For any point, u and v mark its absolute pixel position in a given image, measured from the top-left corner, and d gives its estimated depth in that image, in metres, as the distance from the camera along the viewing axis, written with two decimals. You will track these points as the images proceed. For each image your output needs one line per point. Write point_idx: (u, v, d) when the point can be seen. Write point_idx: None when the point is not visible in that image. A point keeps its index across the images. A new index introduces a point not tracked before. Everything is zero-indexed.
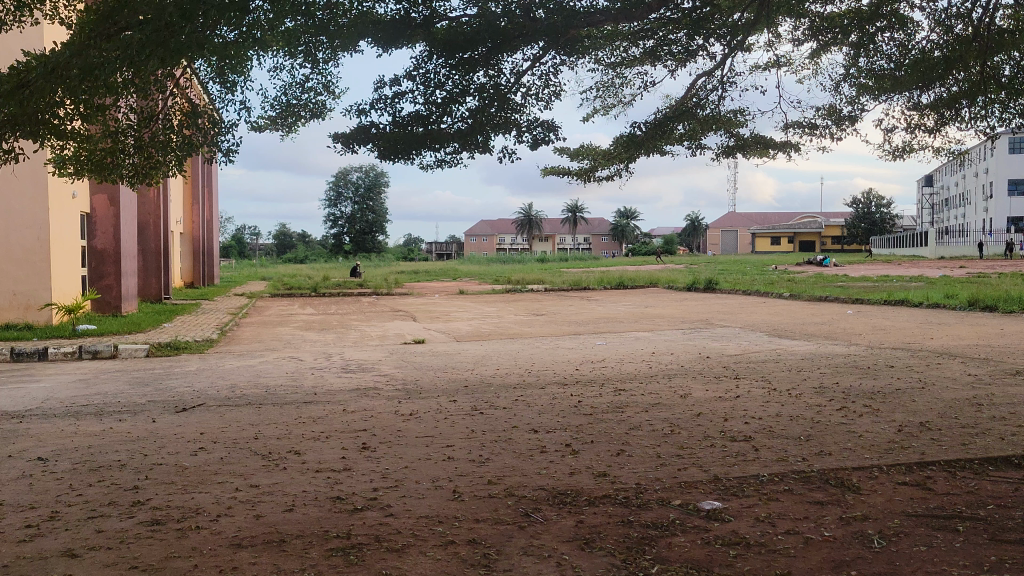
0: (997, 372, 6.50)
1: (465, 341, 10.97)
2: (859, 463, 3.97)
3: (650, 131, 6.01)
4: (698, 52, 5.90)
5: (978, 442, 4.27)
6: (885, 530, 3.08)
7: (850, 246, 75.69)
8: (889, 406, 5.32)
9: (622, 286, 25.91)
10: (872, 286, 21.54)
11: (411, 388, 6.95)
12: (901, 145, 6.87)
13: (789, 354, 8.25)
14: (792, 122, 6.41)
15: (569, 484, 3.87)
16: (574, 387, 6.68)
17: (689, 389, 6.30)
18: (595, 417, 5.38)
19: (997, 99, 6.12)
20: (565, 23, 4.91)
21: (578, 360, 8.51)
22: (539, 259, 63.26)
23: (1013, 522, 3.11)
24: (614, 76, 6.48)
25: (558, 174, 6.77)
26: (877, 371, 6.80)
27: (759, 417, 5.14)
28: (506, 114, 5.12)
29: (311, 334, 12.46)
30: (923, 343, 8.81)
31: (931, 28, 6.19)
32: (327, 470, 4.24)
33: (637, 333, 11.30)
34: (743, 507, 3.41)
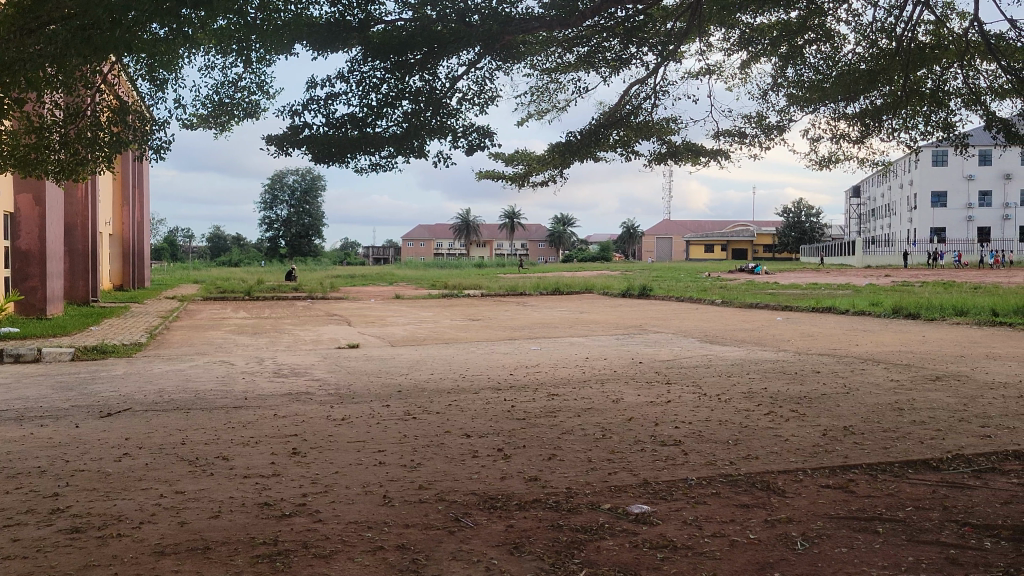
0: (917, 378, 6.67)
1: (399, 346, 10.91)
2: (784, 467, 4.04)
3: (584, 137, 6.04)
4: (632, 61, 5.96)
5: (898, 446, 4.38)
6: (808, 532, 3.14)
7: (781, 254, 77.20)
8: (814, 410, 5.44)
9: (558, 292, 26.07)
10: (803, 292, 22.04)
11: (344, 392, 6.89)
12: (828, 154, 7.01)
13: (720, 359, 8.36)
14: (722, 130, 6.50)
15: (500, 488, 3.87)
16: (508, 392, 6.68)
17: (621, 394, 6.35)
18: (528, 422, 5.40)
19: (919, 111, 6.29)
20: (499, 29, 4.91)
21: (512, 365, 8.52)
22: (476, 266, 63.28)
23: (930, 523, 3.19)
24: (548, 81, 6.50)
25: (492, 179, 6.77)
26: (803, 376, 6.95)
27: (689, 421, 5.20)
28: (441, 119, 5.09)
29: (243, 338, 12.28)
30: (848, 349, 9.03)
31: (857, 42, 6.34)
32: (255, 476, 4.17)
33: (572, 338, 11.36)
34: (671, 511, 3.44)
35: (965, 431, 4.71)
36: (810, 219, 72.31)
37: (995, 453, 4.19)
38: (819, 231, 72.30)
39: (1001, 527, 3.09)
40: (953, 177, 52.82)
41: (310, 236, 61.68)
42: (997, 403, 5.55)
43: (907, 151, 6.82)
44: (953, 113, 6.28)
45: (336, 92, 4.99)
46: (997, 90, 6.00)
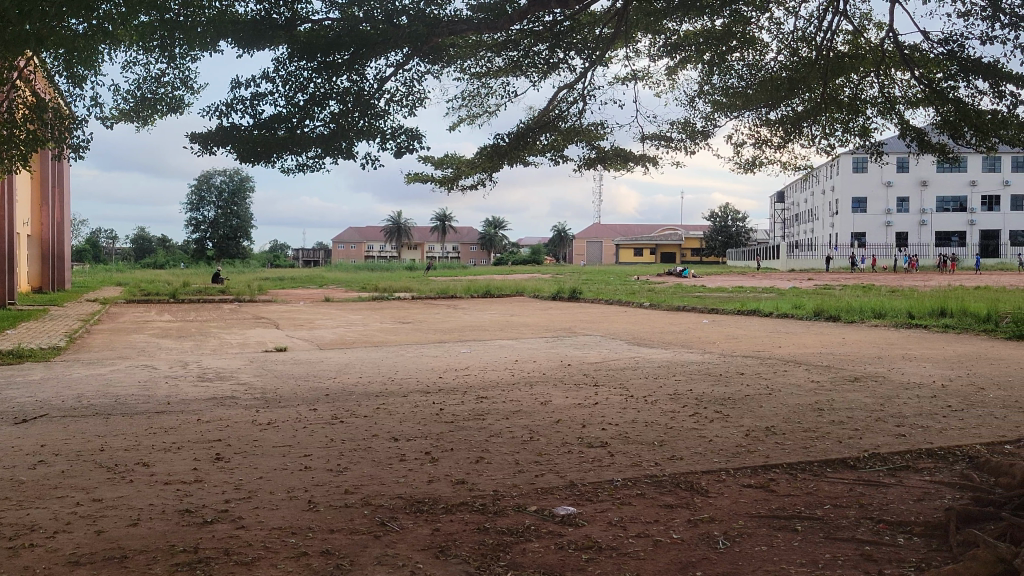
0: (837, 379, 6.84)
1: (328, 349, 10.79)
2: (707, 467, 4.10)
3: (513, 141, 6.04)
4: (559, 65, 5.99)
5: (818, 445, 4.49)
6: (730, 531, 3.19)
7: (708, 258, 78.38)
8: (738, 411, 5.53)
9: (489, 295, 26.14)
10: (728, 296, 22.50)
11: (271, 397, 6.79)
12: (752, 160, 7.15)
13: (647, 362, 8.47)
14: (649, 135, 6.57)
15: (426, 492, 3.85)
16: (437, 395, 6.67)
17: (549, 397, 6.38)
18: (456, 425, 5.39)
19: (838, 119, 6.45)
20: (427, 30, 4.89)
21: (441, 368, 8.51)
22: (406, 269, 62.95)
23: (847, 521, 3.27)
24: (478, 85, 6.50)
25: (421, 181, 6.74)
26: (728, 378, 7.07)
27: (615, 423, 5.25)
28: (369, 121, 5.04)
29: (167, 342, 12.02)
30: (771, 351, 9.20)
31: (779, 50, 6.47)
32: (177, 482, 4.08)
33: (502, 341, 11.40)
34: (596, 512, 3.47)
35: (881, 430, 4.84)
36: (736, 224, 73.71)
37: (910, 451, 4.32)
38: (745, 235, 73.64)
39: (913, 523, 3.18)
40: (872, 183, 54.29)
41: (237, 237, 60.66)
42: (912, 404, 5.72)
43: (827, 157, 6.99)
44: (871, 122, 6.45)
45: (262, 91, 4.91)
46: (912, 99, 6.18)
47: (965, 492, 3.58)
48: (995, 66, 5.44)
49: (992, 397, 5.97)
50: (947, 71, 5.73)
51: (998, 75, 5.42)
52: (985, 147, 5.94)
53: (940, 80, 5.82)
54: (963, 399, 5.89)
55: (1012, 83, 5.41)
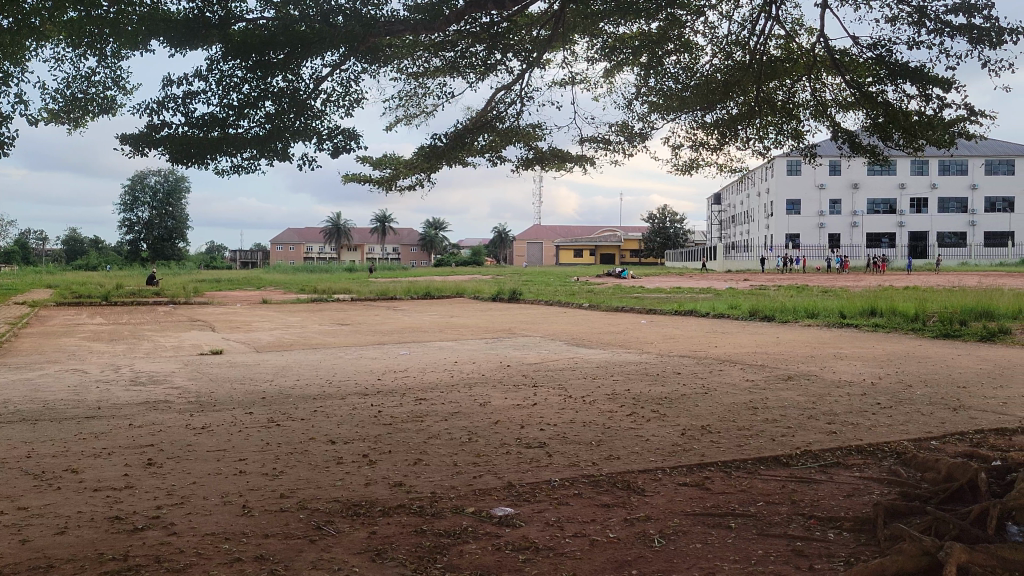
0: (771, 378, 6.96)
1: (264, 352, 10.65)
2: (644, 466, 4.14)
3: (451, 142, 6.02)
4: (497, 67, 5.98)
5: (753, 443, 4.55)
6: (665, 529, 3.22)
7: (647, 259, 79.17)
8: (674, 410, 5.59)
9: (429, 296, 26.06)
10: (665, 296, 22.77)
11: (205, 400, 6.67)
12: (688, 161, 7.22)
13: (585, 362, 8.52)
14: (587, 137, 6.61)
15: (363, 494, 3.82)
16: (375, 397, 6.61)
17: (488, 398, 6.37)
18: (394, 427, 5.35)
19: (772, 122, 6.56)
20: (364, 31, 4.84)
21: (380, 370, 8.45)
22: (346, 271, 62.41)
23: (779, 517, 3.33)
24: (416, 86, 6.47)
25: (359, 182, 6.68)
26: (666, 378, 7.15)
27: (553, 424, 5.27)
28: (305, 121, 4.98)
29: (99, 345, 11.74)
30: (707, 351, 9.32)
31: (714, 54, 6.55)
32: (107, 488, 3.99)
33: (441, 342, 11.35)
34: (534, 513, 3.48)
35: (812, 428, 4.93)
36: (674, 225, 74.60)
37: (840, 448, 4.40)
38: (683, 237, 74.53)
39: (842, 518, 3.25)
40: (806, 185, 55.35)
41: (172, 238, 59.56)
42: (843, 401, 5.84)
43: (761, 160, 7.09)
44: (803, 125, 6.56)
45: (194, 90, 4.81)
46: (842, 102, 6.30)
47: (892, 486, 3.67)
48: (922, 71, 5.58)
49: (919, 395, 6.12)
50: (876, 75, 5.85)
51: (926, 79, 5.56)
52: (913, 149, 6.09)
53: (870, 84, 5.94)
54: (892, 396, 6.03)
55: (938, 87, 5.56)
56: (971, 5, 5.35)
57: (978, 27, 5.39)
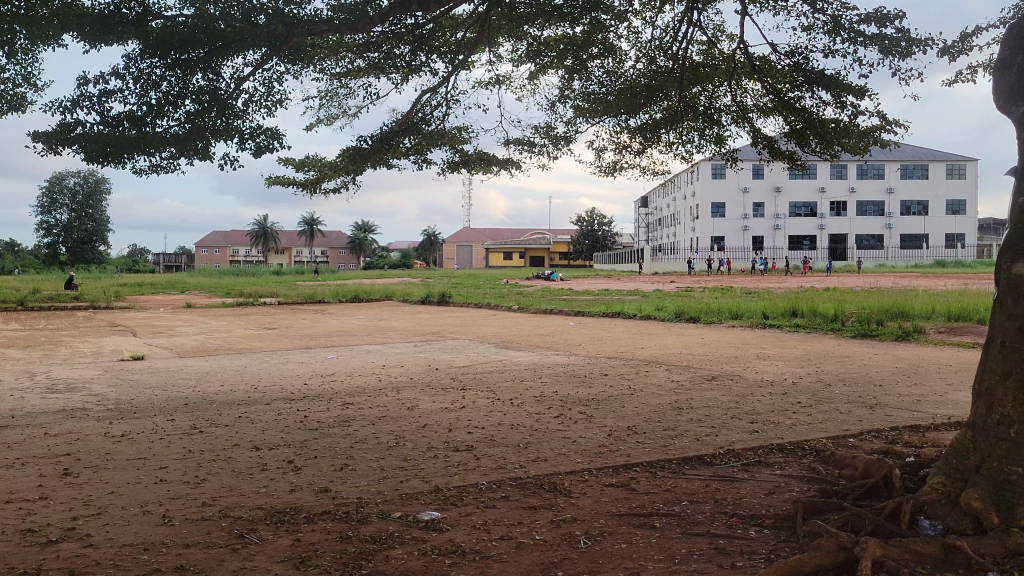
0: (696, 378, 7.06)
1: (188, 357, 10.44)
2: (571, 467, 4.16)
3: (376, 144, 5.97)
4: (422, 68, 5.95)
5: (677, 443, 4.61)
6: (591, 530, 3.24)
7: (576, 262, 79.71)
8: (601, 412, 5.63)
9: (357, 299, 25.83)
10: (593, 299, 22.96)
11: (125, 407, 6.50)
12: (612, 164, 7.29)
13: (513, 364, 8.52)
14: (512, 140, 6.62)
15: (287, 501, 3.76)
16: (301, 402, 6.53)
17: (416, 401, 6.34)
18: (319, 432, 5.29)
19: (695, 126, 6.66)
20: (286, 31, 4.77)
21: (307, 374, 8.34)
22: (274, 273, 61.48)
23: (703, 516, 3.38)
24: (339, 86, 6.40)
25: (282, 185, 6.59)
26: (592, 379, 7.20)
27: (481, 426, 5.26)
28: (226, 121, 4.89)
29: (13, 352, 11.34)
30: (633, 352, 9.41)
31: (636, 59, 6.62)
32: (19, 500, 3.86)
33: (369, 346, 11.24)
34: (460, 516, 3.46)
35: (735, 427, 5.01)
36: (602, 228, 75.26)
37: (762, 446, 4.49)
38: (611, 239, 75.26)
39: (763, 516, 3.31)
40: (730, 189, 56.37)
41: (93, 241, 57.96)
42: (765, 400, 5.96)
43: (684, 163, 7.19)
44: (724, 129, 6.68)
45: (110, 89, 4.68)
46: (763, 108, 6.42)
47: (811, 483, 3.75)
48: (837, 78, 5.72)
49: (837, 393, 6.28)
50: (794, 81, 5.98)
51: (840, 87, 5.71)
52: (829, 154, 6.25)
53: (787, 90, 6.07)
54: (812, 395, 6.18)
55: (853, 94, 5.71)
56: (882, 15, 5.51)
57: (889, 37, 5.55)
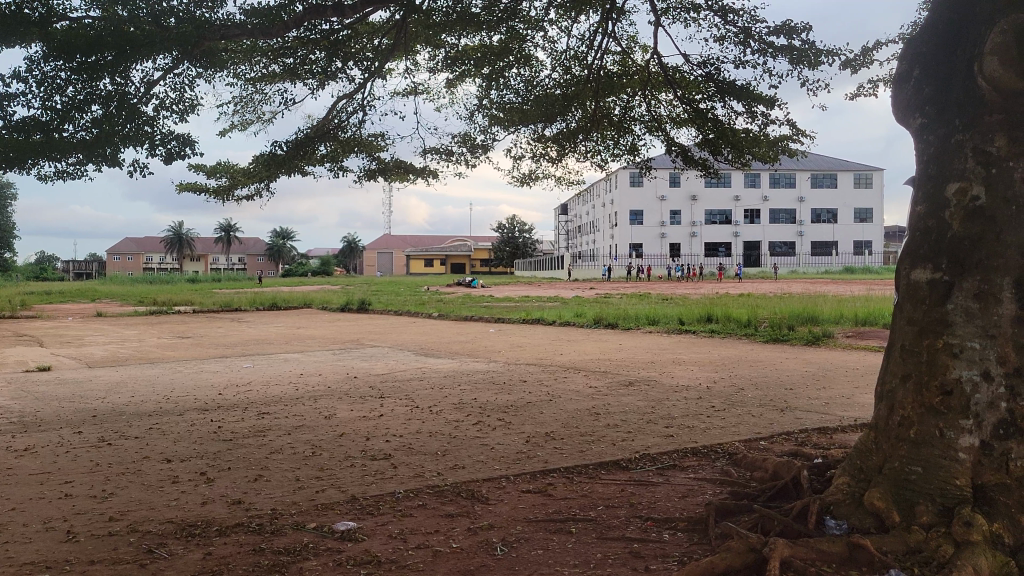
0: (613, 384, 7.13)
1: (97, 368, 10.11)
2: (489, 474, 4.16)
3: (291, 150, 5.89)
4: (337, 74, 5.90)
5: (593, 448, 4.65)
6: (508, 537, 3.24)
7: (497, 269, 79.83)
8: (519, 418, 5.64)
9: (275, 307, 25.45)
10: (513, 306, 23.02)
11: (29, 420, 6.27)
12: (528, 172, 7.33)
13: (432, 372, 8.49)
14: (429, 149, 6.61)
15: (199, 514, 3.68)
16: (215, 412, 6.39)
17: (333, 410, 6.26)
18: (234, 443, 5.18)
19: (610, 135, 6.76)
20: (197, 34, 4.66)
21: (222, 384, 8.18)
22: (189, 281, 60.09)
23: (618, 520, 3.41)
24: (253, 91, 6.31)
25: (194, 191, 6.46)
26: (511, 386, 7.21)
27: (399, 435, 5.23)
28: (136, 126, 4.77)
29: None
30: (552, 359, 9.46)
31: (553, 68, 6.66)
32: None
33: (286, 354, 11.06)
34: (377, 526, 3.43)
35: (651, 432, 5.08)
36: (523, 235, 75.57)
37: (676, 450, 4.56)
38: (532, 245, 75.61)
39: (677, 519, 3.36)
40: (648, 197, 57.17)
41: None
42: (680, 405, 6.05)
43: (600, 172, 7.28)
44: (639, 139, 6.78)
45: (12, 91, 4.52)
46: (675, 118, 6.54)
47: (724, 486, 3.82)
48: (748, 88, 5.85)
49: (750, 397, 6.41)
50: (706, 91, 6.10)
51: (751, 97, 5.84)
52: (740, 163, 6.41)
53: (699, 100, 6.19)
54: (725, 399, 6.30)
55: (763, 104, 5.85)
56: (790, 27, 5.66)
57: (797, 48, 5.71)
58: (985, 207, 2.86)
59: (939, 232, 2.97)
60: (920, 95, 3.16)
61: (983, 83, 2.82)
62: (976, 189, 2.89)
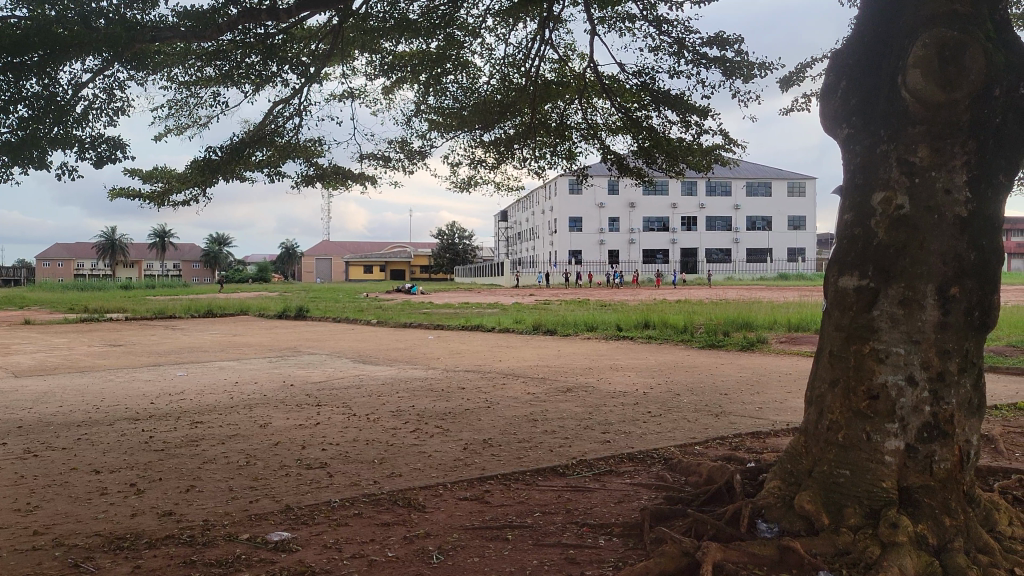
0: (551, 390, 7.15)
1: (23, 377, 9.82)
2: (426, 481, 4.15)
3: (226, 155, 5.79)
4: (273, 79, 5.83)
5: (531, 455, 4.66)
6: (444, 545, 3.23)
7: (437, 275, 79.59)
8: (457, 425, 5.63)
9: (211, 314, 25.02)
10: (453, 312, 22.98)
11: None
12: (466, 178, 7.32)
13: (370, 379, 8.43)
14: (366, 154, 6.57)
15: (128, 527, 3.59)
16: (147, 422, 6.26)
17: (269, 419, 6.18)
18: (165, 453, 5.08)
19: (548, 142, 6.79)
20: (128, 35, 4.56)
21: (154, 392, 8.01)
22: (121, 287, 58.73)
23: (554, 526, 3.41)
24: (187, 95, 6.20)
25: (126, 197, 6.33)
26: (449, 393, 7.19)
27: (336, 443, 5.17)
28: (65, 128, 4.65)
29: None
30: (491, 365, 9.45)
31: (491, 75, 6.66)
32: None
33: (221, 362, 10.86)
34: (311, 536, 3.39)
35: (588, 437, 5.11)
36: (463, 242, 75.51)
37: (613, 456, 4.58)
38: (472, 252, 75.59)
39: (612, 525, 3.38)
40: (587, 204, 57.56)
41: None
42: (617, 411, 6.10)
43: (537, 179, 7.30)
44: (575, 146, 6.83)
45: None
46: (611, 126, 6.59)
47: (660, 491, 3.85)
48: (682, 98, 5.93)
49: (685, 402, 6.48)
50: (641, 101, 6.16)
51: (686, 107, 5.92)
52: (674, 171, 6.49)
53: (635, 109, 6.25)
54: (662, 405, 6.36)
55: (697, 115, 5.93)
56: (723, 39, 5.75)
57: (730, 60, 5.80)
58: (908, 216, 2.93)
59: (865, 240, 3.03)
60: (846, 106, 3.22)
61: (906, 96, 2.90)
62: (900, 199, 2.96)
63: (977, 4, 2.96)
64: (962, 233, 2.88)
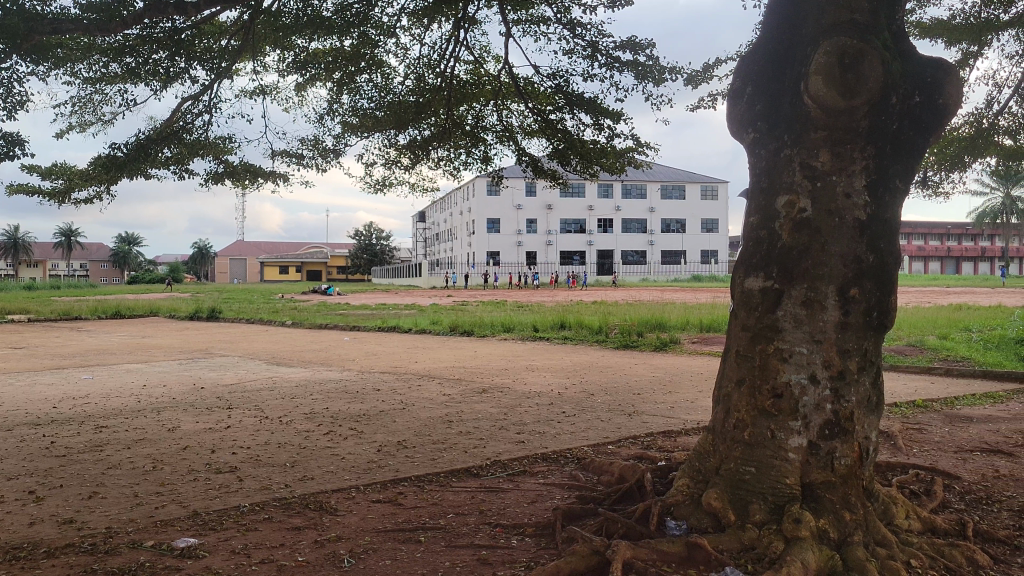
0: (467, 391, 7.14)
1: None
2: (339, 484, 4.10)
3: (132, 153, 5.63)
4: (180, 75, 5.69)
5: (445, 456, 4.65)
6: (356, 548, 3.19)
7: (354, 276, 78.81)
8: (371, 427, 5.58)
9: (117, 315, 24.28)
10: (369, 313, 22.79)
11: None
12: (381, 179, 7.27)
13: (283, 381, 8.29)
14: (279, 152, 6.47)
15: (26, 536, 3.47)
16: (49, 426, 6.05)
17: (177, 422, 6.03)
18: (67, 459, 4.92)
19: (463, 144, 6.80)
20: (25, 27, 4.40)
21: (58, 396, 7.74)
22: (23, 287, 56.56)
23: (467, 527, 3.41)
24: (91, 91, 6.02)
25: (26, 193, 6.11)
26: (364, 395, 7.12)
27: (247, 446, 5.08)
28: None
29: None
30: (407, 367, 9.39)
31: (405, 75, 6.62)
32: None
33: (129, 365, 10.56)
34: (219, 541, 3.32)
35: (503, 438, 5.12)
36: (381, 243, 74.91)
37: (527, 456, 4.60)
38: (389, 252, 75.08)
39: (525, 525, 3.39)
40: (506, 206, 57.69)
41: None
42: (531, 411, 6.11)
43: (451, 180, 7.30)
44: (490, 148, 6.84)
45: None
46: (527, 129, 6.62)
47: (572, 491, 3.88)
48: (595, 101, 5.99)
49: (600, 402, 6.54)
50: (556, 103, 6.20)
51: (599, 110, 5.98)
52: (588, 174, 6.56)
53: (550, 112, 6.29)
54: (576, 405, 6.41)
55: (610, 118, 6.00)
56: (635, 43, 5.84)
57: (642, 64, 5.89)
58: (811, 219, 3.01)
59: (769, 243, 3.10)
60: (752, 111, 3.28)
61: (808, 102, 2.98)
62: (803, 202, 3.04)
63: (875, 13, 3.07)
64: (861, 236, 2.97)
